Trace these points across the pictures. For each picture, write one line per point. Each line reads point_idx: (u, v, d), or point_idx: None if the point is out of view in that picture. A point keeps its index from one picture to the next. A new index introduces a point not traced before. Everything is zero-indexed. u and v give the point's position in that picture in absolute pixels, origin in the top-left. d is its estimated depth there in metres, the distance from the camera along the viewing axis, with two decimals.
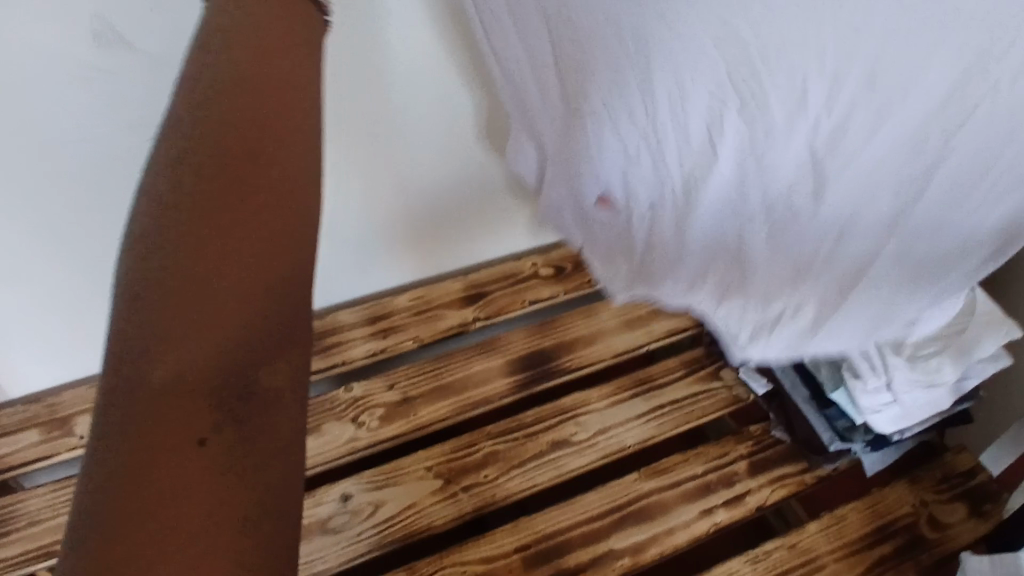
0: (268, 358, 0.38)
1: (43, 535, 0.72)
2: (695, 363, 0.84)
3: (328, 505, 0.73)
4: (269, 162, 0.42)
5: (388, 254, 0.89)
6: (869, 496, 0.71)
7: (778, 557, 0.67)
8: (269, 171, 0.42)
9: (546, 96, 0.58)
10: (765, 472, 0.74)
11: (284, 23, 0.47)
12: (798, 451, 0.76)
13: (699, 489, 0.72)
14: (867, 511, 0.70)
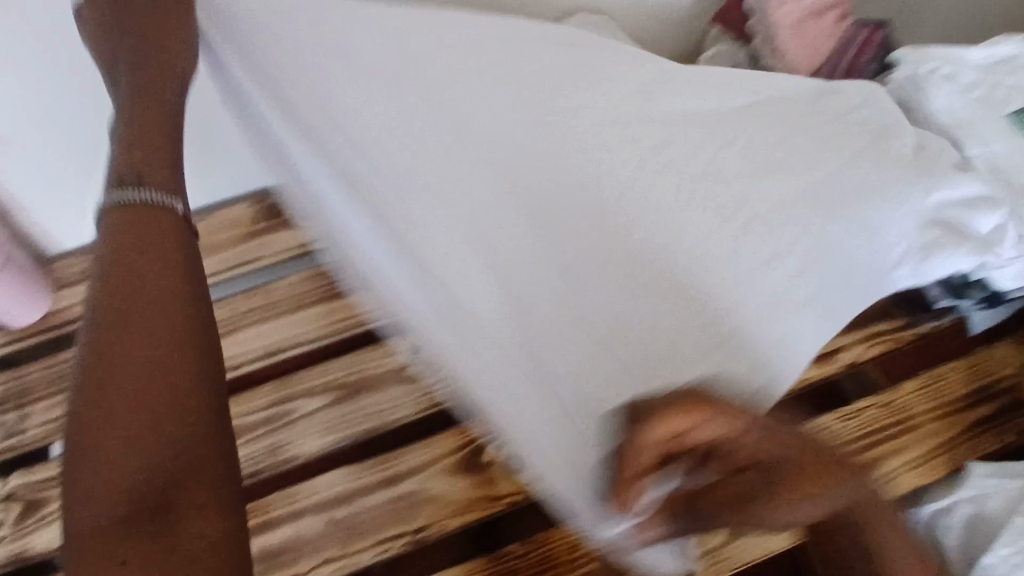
0: (173, 480, 0.42)
1: None
2: None
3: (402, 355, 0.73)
4: (128, 332, 0.47)
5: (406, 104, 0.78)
6: (971, 357, 0.67)
7: (872, 415, 0.66)
8: (149, 359, 0.46)
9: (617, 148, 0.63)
10: (861, 330, 0.70)
11: (140, 236, 0.51)
12: (899, 306, 0.70)
13: None
14: (967, 372, 0.66)
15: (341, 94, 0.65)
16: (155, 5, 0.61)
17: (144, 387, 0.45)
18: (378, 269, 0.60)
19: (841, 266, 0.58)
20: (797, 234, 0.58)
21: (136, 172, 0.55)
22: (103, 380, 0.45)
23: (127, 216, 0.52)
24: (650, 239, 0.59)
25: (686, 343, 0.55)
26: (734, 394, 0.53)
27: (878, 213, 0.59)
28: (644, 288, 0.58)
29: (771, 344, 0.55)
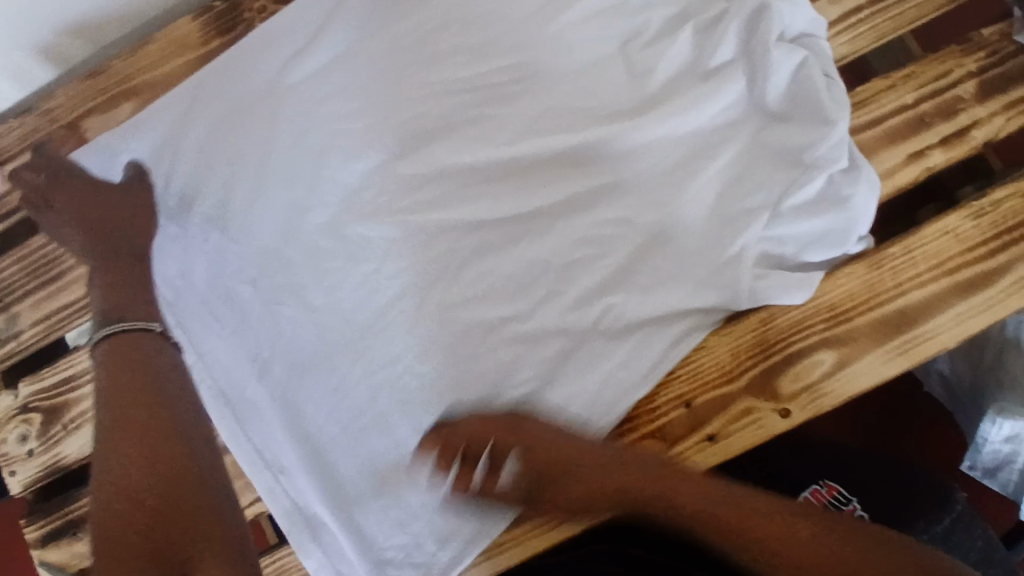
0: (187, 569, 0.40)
1: None
2: None
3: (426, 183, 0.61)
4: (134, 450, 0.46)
5: None
6: None
7: (1011, 208, 0.52)
8: (152, 466, 0.45)
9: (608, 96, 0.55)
10: (1000, 95, 0.54)
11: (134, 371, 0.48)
12: None
13: (913, 123, 0.54)
14: None
15: (170, 162, 0.57)
16: (105, 189, 0.55)
17: (141, 499, 0.44)
18: (224, 378, 0.55)
19: (709, 260, 0.52)
20: (707, 175, 0.53)
21: (81, 233, 0.53)
22: (108, 513, 0.43)
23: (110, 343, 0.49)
24: (516, 282, 0.55)
25: (584, 356, 0.53)
26: (528, 491, 0.51)
27: (767, 153, 0.53)
28: (523, 337, 0.54)
29: (624, 373, 0.52)
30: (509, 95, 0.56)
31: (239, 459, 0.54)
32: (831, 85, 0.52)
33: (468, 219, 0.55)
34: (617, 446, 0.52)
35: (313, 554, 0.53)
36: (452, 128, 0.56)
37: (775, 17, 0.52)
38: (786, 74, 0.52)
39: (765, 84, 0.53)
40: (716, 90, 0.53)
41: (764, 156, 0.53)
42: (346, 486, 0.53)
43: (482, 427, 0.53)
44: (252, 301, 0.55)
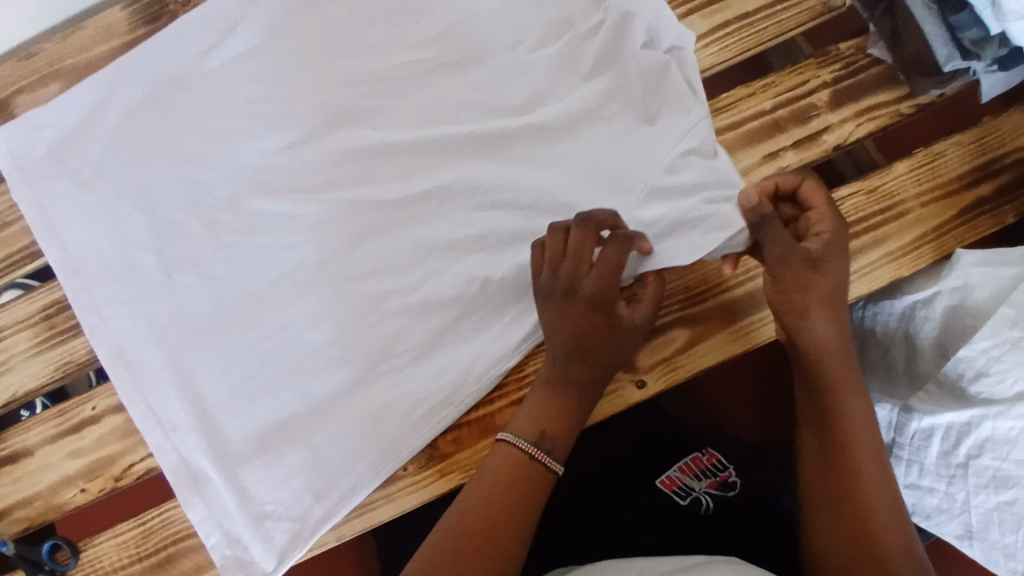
0: None
1: (16, 239, 0.62)
2: None
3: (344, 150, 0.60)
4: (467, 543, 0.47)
5: None
6: (976, 129, 0.58)
7: (852, 205, 0.57)
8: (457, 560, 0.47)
9: (500, 88, 0.60)
10: (852, 103, 0.59)
11: (508, 476, 0.50)
12: (899, 69, 0.59)
13: (768, 127, 0.59)
14: (971, 147, 0.58)
15: (90, 139, 0.61)
16: (43, 172, 0.61)
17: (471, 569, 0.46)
18: (122, 340, 0.58)
19: None
20: (581, 160, 0.58)
21: (30, 209, 0.60)
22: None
23: (508, 450, 0.50)
24: (402, 259, 0.58)
25: (465, 323, 0.57)
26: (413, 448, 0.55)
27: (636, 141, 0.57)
28: (409, 309, 0.57)
29: (498, 346, 0.56)
30: (407, 89, 0.60)
31: (133, 417, 0.57)
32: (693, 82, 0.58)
33: (361, 198, 0.59)
34: (487, 412, 0.56)
35: (196, 507, 0.55)
36: (353, 115, 0.60)
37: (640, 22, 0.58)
38: (650, 71, 0.58)
39: (633, 80, 0.58)
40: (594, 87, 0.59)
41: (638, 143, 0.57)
42: (232, 444, 0.56)
43: (366, 391, 0.56)
44: (153, 268, 0.59)
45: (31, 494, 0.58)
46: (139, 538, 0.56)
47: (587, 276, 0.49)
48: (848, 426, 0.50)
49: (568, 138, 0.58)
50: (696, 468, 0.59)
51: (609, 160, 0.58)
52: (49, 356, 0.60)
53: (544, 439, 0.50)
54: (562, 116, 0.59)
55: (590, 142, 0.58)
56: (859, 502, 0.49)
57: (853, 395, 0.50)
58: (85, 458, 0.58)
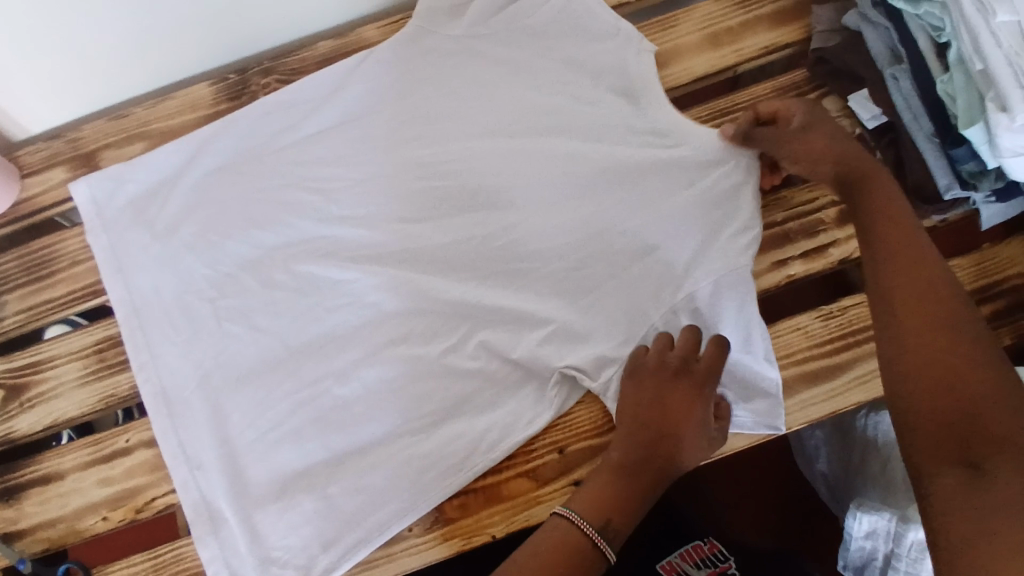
0: None
1: (84, 276, 0.68)
2: (794, 90, 0.68)
3: (390, 224, 0.65)
4: None
5: (234, 39, 0.72)
6: (975, 254, 0.62)
7: (855, 315, 0.61)
8: None
9: (538, 182, 0.65)
10: None
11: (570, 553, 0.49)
12: (903, 196, 0.64)
13: (778, 237, 0.64)
14: (970, 271, 0.62)
15: (168, 196, 0.68)
16: (118, 222, 0.67)
17: None
18: (168, 381, 0.62)
19: (598, 324, 0.60)
20: (622, 255, 0.62)
21: (102, 250, 0.67)
22: None
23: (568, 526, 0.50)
24: (433, 328, 0.62)
25: (486, 393, 0.60)
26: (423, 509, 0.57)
27: (661, 260, 0.61)
28: (433, 374, 0.61)
29: (513, 419, 0.59)
30: (459, 181, 0.66)
31: (164, 453, 0.60)
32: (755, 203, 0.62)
33: (401, 269, 0.64)
34: (494, 481, 0.58)
35: (208, 545, 0.57)
36: (404, 195, 0.66)
37: (675, 157, 0.64)
38: (675, 208, 0.62)
39: (667, 199, 0.63)
40: (628, 186, 0.64)
41: (655, 277, 0.61)
42: (253, 487, 0.59)
43: (383, 450, 0.59)
44: (207, 316, 0.64)
45: (56, 516, 0.61)
46: (149, 571, 0.58)
47: (697, 362, 0.55)
48: (923, 344, 0.45)
49: (594, 228, 0.63)
50: (696, 557, 0.61)
51: (629, 254, 0.62)
52: (96, 387, 0.64)
53: (609, 527, 0.51)
54: (590, 210, 0.64)
55: (632, 239, 0.62)
56: (950, 411, 0.42)
57: (925, 295, 0.47)
58: (112, 487, 0.61)
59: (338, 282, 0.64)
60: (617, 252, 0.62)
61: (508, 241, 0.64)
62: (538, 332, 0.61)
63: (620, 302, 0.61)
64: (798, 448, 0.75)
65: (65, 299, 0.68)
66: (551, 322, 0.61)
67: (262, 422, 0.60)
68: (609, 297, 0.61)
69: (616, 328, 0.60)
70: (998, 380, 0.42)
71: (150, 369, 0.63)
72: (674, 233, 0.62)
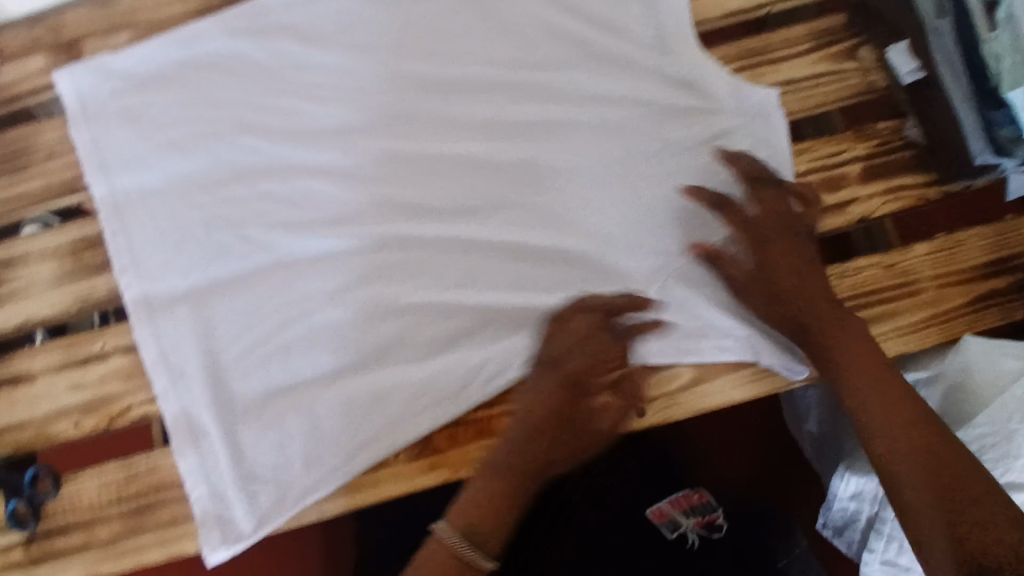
0: None
1: (60, 171, 0.64)
2: (828, 35, 0.65)
3: (392, 143, 0.62)
4: None
5: None
6: (999, 224, 0.60)
7: (867, 276, 0.59)
8: None
9: (552, 110, 0.62)
10: (881, 180, 0.61)
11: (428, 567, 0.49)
12: (930, 161, 0.62)
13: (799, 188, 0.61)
14: (991, 241, 0.60)
15: (155, 94, 0.63)
16: (99, 117, 0.63)
17: None
18: (151, 288, 0.59)
19: (606, 259, 0.59)
20: (638, 192, 0.60)
21: (82, 144, 0.62)
22: None
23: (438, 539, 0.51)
24: (430, 256, 0.59)
25: (488, 324, 0.58)
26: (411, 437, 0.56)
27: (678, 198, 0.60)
28: (430, 304, 0.58)
29: (511, 354, 0.57)
30: (469, 101, 0.63)
31: (144, 358, 0.57)
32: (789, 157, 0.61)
33: (401, 195, 0.61)
34: (486, 415, 0.57)
35: (188, 458, 0.55)
36: (408, 112, 0.63)
37: (701, 97, 0.62)
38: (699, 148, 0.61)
39: (691, 141, 0.61)
40: (651, 128, 0.61)
41: (670, 215, 0.59)
42: (237, 402, 0.56)
43: (374, 375, 0.57)
44: (196, 222, 0.60)
45: (25, 419, 0.58)
46: (121, 482, 0.56)
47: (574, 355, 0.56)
48: (886, 430, 0.47)
49: (608, 160, 0.61)
50: (686, 505, 0.60)
51: (643, 194, 0.60)
52: (71, 289, 0.60)
53: (469, 535, 0.50)
54: (612, 145, 0.61)
55: (652, 177, 0.60)
56: (924, 484, 0.44)
57: (881, 383, 0.49)
58: (85, 393, 0.58)
59: (326, 197, 0.61)
60: (634, 182, 0.60)
61: (516, 171, 0.61)
62: (546, 264, 0.59)
63: (633, 238, 0.59)
64: (789, 407, 0.74)
65: (39, 194, 0.64)
66: (557, 258, 0.59)
67: (249, 336, 0.58)
68: (623, 235, 0.59)
69: (626, 267, 0.59)
70: (958, 453, 0.45)
71: (130, 274, 0.59)
72: (694, 174, 0.60)
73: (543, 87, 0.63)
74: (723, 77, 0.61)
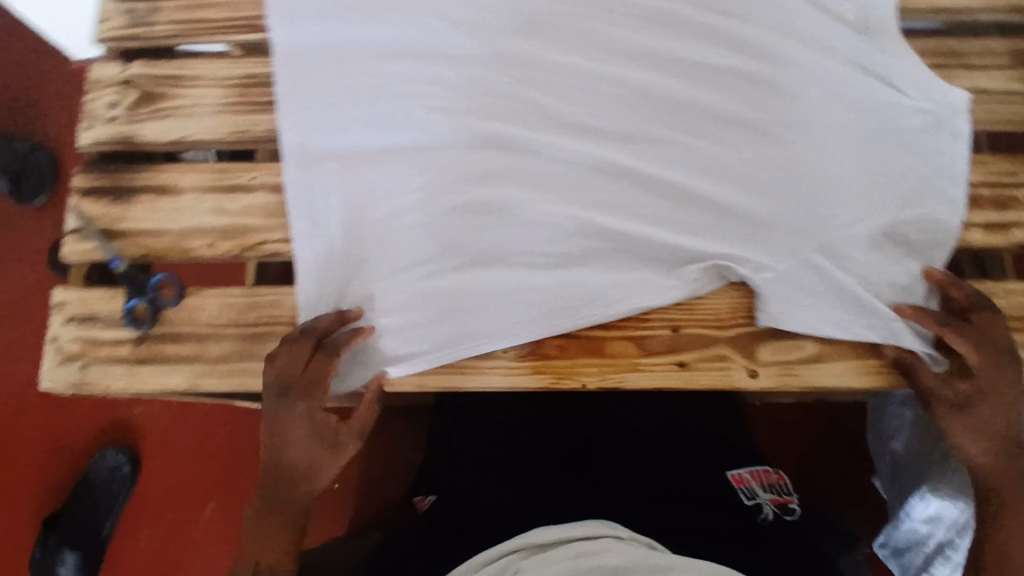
0: None
1: (243, 5, 0.65)
2: None
3: (565, 57, 0.61)
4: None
5: None
6: None
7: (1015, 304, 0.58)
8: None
9: (732, 62, 0.61)
10: None
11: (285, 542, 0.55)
12: None
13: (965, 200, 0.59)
14: None
15: None
16: None
17: None
18: (308, 136, 0.60)
19: (756, 215, 0.57)
20: (800, 159, 0.59)
21: None
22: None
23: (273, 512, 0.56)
24: (579, 174, 0.59)
25: (622, 251, 0.58)
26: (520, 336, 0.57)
27: (841, 175, 0.58)
28: (569, 219, 0.58)
29: (640, 285, 0.57)
30: (652, 33, 0.62)
31: (288, 199, 0.59)
32: (961, 166, 0.59)
33: (563, 109, 0.60)
34: (600, 336, 0.57)
35: (308, 293, 0.58)
36: (589, 29, 0.62)
37: (890, 86, 0.60)
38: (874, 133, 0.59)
39: (868, 125, 0.59)
40: (831, 101, 0.60)
41: (827, 190, 0.58)
42: (367, 261, 0.59)
43: (500, 271, 0.58)
44: (363, 85, 0.61)
45: (162, 228, 0.60)
46: (242, 307, 0.58)
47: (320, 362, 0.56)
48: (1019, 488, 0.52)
49: (777, 122, 0.60)
50: (767, 479, 0.57)
51: (806, 164, 0.59)
52: (232, 120, 0.62)
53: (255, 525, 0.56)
54: (787, 108, 0.60)
55: (821, 149, 0.59)
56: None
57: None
58: (225, 218, 0.60)
59: (489, 93, 0.61)
60: (800, 148, 0.59)
61: (682, 113, 0.60)
62: (693, 205, 0.58)
63: (788, 205, 0.58)
64: (875, 425, 0.75)
65: (217, 21, 0.65)
66: (706, 204, 0.58)
67: (390, 205, 0.59)
68: (780, 196, 0.58)
69: (774, 227, 0.57)
70: None
71: (288, 118, 0.60)
72: (863, 157, 0.59)
73: (730, 37, 0.61)
74: (918, 70, 0.60)
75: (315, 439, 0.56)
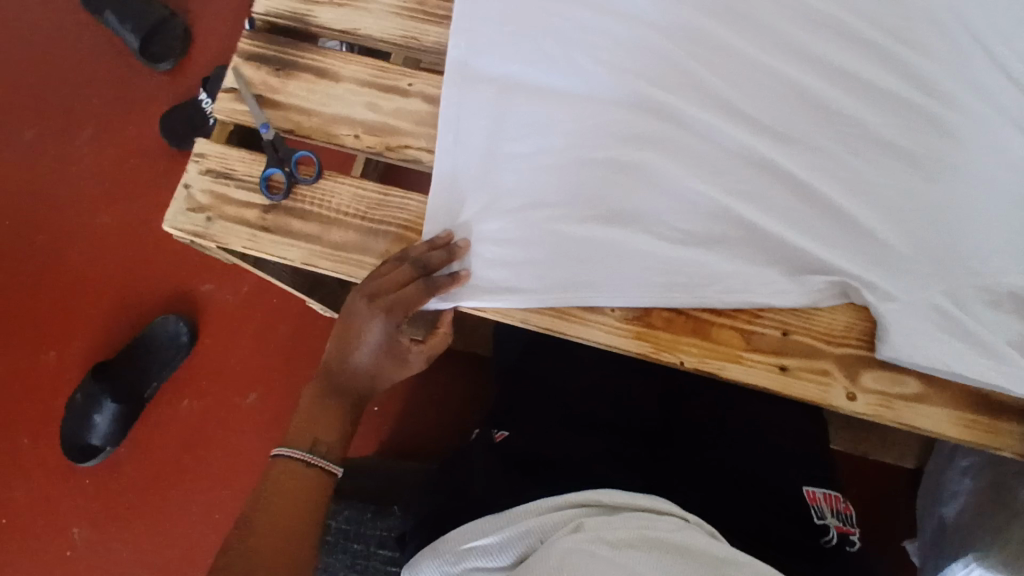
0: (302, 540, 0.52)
1: None
2: None
3: (737, 43, 0.62)
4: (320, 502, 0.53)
5: None
6: None
7: None
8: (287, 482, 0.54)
9: (901, 89, 0.61)
10: None
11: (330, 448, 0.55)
12: None
13: None
14: None
15: None
16: None
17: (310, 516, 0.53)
18: (475, 58, 0.63)
19: (893, 240, 0.57)
20: (951, 198, 0.58)
21: None
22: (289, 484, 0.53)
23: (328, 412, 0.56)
24: (726, 158, 0.60)
25: (751, 241, 0.58)
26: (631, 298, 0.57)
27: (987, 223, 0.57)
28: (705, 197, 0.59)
29: (759, 278, 0.57)
30: (826, 43, 0.63)
31: (442, 111, 0.62)
32: None
33: (724, 92, 0.61)
34: (710, 318, 0.57)
35: (440, 204, 0.60)
36: (765, 25, 0.63)
37: None
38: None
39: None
40: (993, 149, 0.59)
41: (972, 235, 0.57)
42: (503, 188, 0.60)
43: (627, 228, 0.58)
44: (539, 24, 0.63)
45: (315, 108, 0.63)
46: (372, 202, 0.60)
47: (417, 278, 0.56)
48: None
49: (934, 157, 0.59)
50: (836, 505, 0.55)
51: (955, 205, 0.58)
52: (405, 24, 0.65)
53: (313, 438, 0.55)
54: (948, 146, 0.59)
55: (973, 193, 0.58)
56: None
57: None
58: (376, 115, 0.63)
59: (655, 60, 0.62)
60: (952, 189, 0.58)
61: (840, 126, 0.60)
62: (832, 216, 0.58)
63: (929, 239, 0.57)
64: (933, 491, 0.76)
65: None
66: (844, 219, 0.58)
67: (537, 140, 0.61)
68: (921, 227, 0.57)
69: (910, 256, 0.56)
70: None
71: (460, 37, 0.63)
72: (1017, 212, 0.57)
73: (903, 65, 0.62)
74: None
75: (386, 354, 0.56)
